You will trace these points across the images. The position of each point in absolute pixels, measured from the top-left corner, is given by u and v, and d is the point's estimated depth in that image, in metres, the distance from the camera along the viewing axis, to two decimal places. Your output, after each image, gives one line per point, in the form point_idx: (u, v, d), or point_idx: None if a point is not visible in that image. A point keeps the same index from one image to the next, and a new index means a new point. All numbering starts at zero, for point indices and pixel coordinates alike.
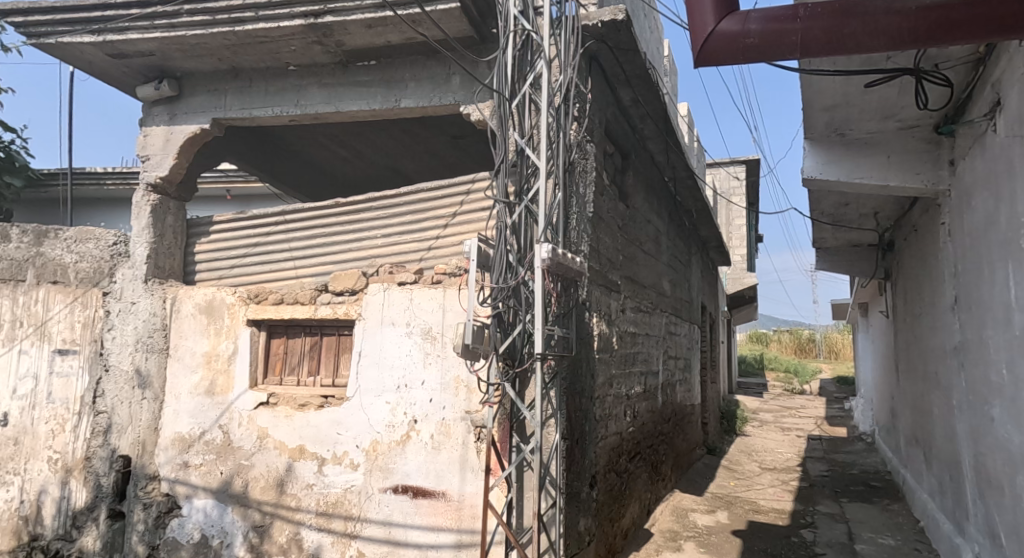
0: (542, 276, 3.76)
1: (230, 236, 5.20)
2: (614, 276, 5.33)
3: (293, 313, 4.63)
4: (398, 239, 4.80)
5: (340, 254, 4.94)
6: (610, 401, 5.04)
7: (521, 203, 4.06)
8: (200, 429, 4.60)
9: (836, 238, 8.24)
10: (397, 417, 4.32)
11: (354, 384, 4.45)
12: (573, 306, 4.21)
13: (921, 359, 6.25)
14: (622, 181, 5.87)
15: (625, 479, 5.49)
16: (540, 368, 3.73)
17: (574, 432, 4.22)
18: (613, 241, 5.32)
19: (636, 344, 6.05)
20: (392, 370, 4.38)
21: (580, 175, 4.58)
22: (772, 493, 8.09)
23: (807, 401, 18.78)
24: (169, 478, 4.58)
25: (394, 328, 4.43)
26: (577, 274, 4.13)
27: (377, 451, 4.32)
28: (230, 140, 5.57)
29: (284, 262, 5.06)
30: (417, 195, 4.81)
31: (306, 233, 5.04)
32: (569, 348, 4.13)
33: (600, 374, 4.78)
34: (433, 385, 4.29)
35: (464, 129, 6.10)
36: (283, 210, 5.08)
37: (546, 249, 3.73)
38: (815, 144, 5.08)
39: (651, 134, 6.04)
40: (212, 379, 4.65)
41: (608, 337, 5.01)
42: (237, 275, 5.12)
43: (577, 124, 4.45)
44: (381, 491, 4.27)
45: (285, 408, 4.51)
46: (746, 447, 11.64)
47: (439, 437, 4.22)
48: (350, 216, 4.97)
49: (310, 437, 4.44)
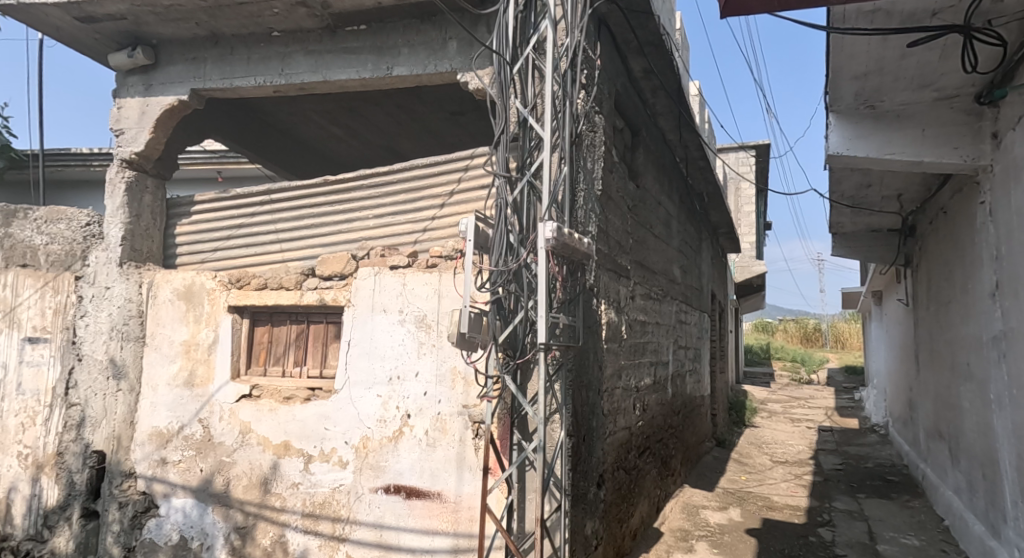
0: (547, 258, 3.40)
1: (213, 217, 4.86)
2: (623, 260, 4.98)
3: (277, 299, 4.30)
4: (392, 219, 4.47)
5: (330, 235, 4.61)
6: (618, 394, 4.71)
7: (523, 178, 3.72)
8: (179, 424, 4.28)
9: (854, 223, 7.87)
10: (389, 412, 4.00)
11: (342, 376, 4.13)
12: (580, 292, 3.86)
13: (949, 350, 5.89)
14: (633, 159, 5.50)
15: (634, 476, 5.16)
16: (543, 359, 3.39)
17: (580, 429, 3.90)
18: (622, 222, 4.97)
19: (646, 333, 5.70)
20: (383, 361, 4.06)
21: (588, 149, 4.22)
22: (786, 488, 7.76)
23: (816, 391, 18.43)
24: (146, 475, 4.27)
25: (386, 315, 4.10)
26: (584, 256, 3.78)
27: (368, 448, 4.01)
28: (212, 114, 5.20)
29: (270, 244, 4.73)
30: (412, 172, 4.47)
31: (293, 214, 4.71)
32: (575, 338, 3.80)
33: (608, 365, 4.44)
34: (428, 376, 3.97)
35: (463, 104, 5.78)
36: (270, 189, 4.74)
37: (551, 225, 3.37)
38: (842, 118, 4.69)
39: (663, 109, 5.68)
40: (192, 369, 4.32)
41: (616, 326, 4.66)
42: (220, 259, 4.79)
43: (586, 93, 4.09)
44: (372, 492, 3.96)
45: (269, 401, 4.19)
46: (756, 439, 11.32)
47: (435, 434, 3.91)
48: (340, 195, 4.63)
49: (295, 432, 4.12)
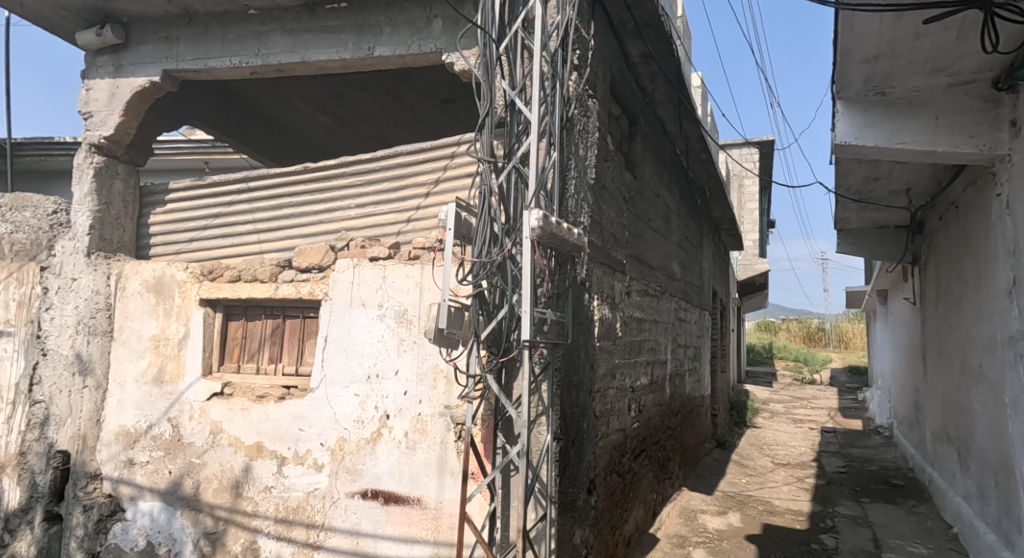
0: (532, 249, 3.16)
1: (188, 205, 4.64)
2: (618, 254, 4.75)
3: (251, 292, 4.08)
4: (374, 208, 4.25)
5: (309, 225, 4.40)
6: (612, 395, 4.47)
7: (508, 164, 3.48)
8: (147, 423, 4.06)
9: (859, 219, 7.62)
10: (367, 412, 3.78)
11: (318, 373, 3.91)
12: (570, 286, 3.63)
13: (960, 350, 5.64)
14: (630, 148, 5.26)
15: (628, 480, 4.93)
16: (528, 358, 3.17)
17: (570, 433, 3.67)
18: (618, 214, 4.74)
19: (643, 331, 5.46)
20: (361, 358, 3.84)
21: (581, 135, 3.99)
22: (788, 492, 7.53)
23: (818, 392, 18.17)
24: (113, 477, 4.05)
25: (364, 310, 3.89)
26: (574, 248, 3.54)
27: (344, 450, 3.78)
28: (187, 97, 4.97)
29: (247, 235, 4.52)
30: (395, 160, 4.24)
31: (272, 203, 4.50)
32: (563, 335, 3.57)
33: (601, 364, 4.20)
34: (408, 374, 3.75)
35: (454, 90, 5.56)
36: (248, 176, 4.52)
37: (537, 212, 3.13)
38: (849, 105, 4.45)
39: (663, 97, 5.45)
40: (161, 365, 4.10)
41: (610, 323, 4.43)
42: (195, 250, 4.58)
43: (579, 75, 3.85)
44: (348, 497, 3.73)
45: (241, 400, 3.97)
46: (757, 440, 11.08)
47: (415, 436, 3.68)
48: (320, 183, 4.42)
49: (268, 433, 3.90)
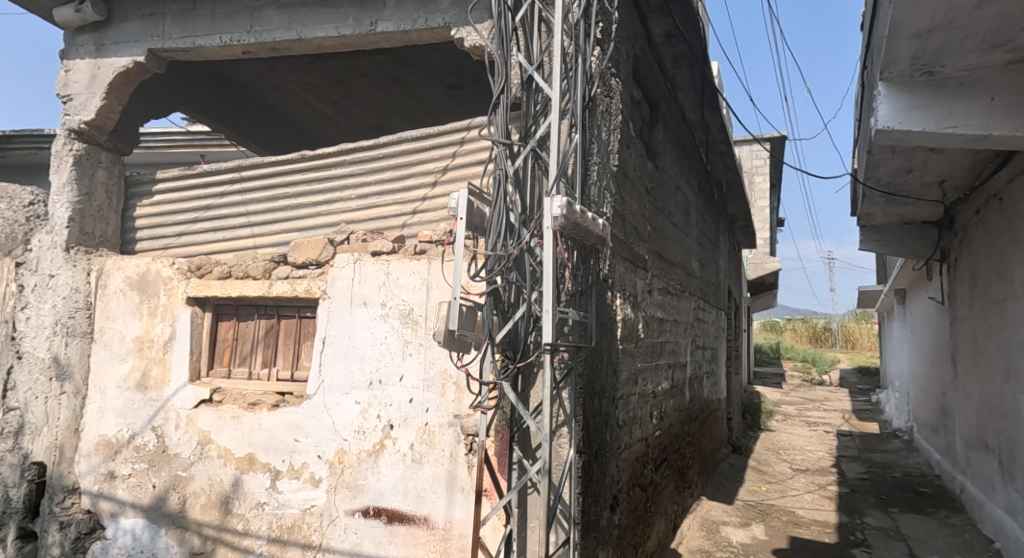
0: (554, 241, 2.82)
1: (177, 197, 4.32)
2: (640, 249, 4.40)
3: (243, 290, 3.74)
4: (377, 200, 3.95)
5: (306, 218, 4.08)
6: (635, 401, 4.13)
7: (526, 147, 3.14)
8: (129, 433, 3.72)
9: (885, 215, 7.23)
10: (369, 421, 3.46)
11: (316, 379, 3.59)
12: (594, 283, 3.28)
13: (1004, 353, 5.28)
14: (651, 136, 4.90)
15: (650, 492, 4.58)
16: (550, 364, 2.82)
17: (592, 446, 3.34)
18: (640, 206, 4.40)
19: (664, 332, 5.12)
20: (363, 362, 3.52)
21: (603, 118, 3.65)
22: (811, 501, 7.18)
23: (830, 393, 17.77)
24: (92, 491, 3.71)
25: (365, 309, 3.57)
26: (598, 241, 3.21)
27: (344, 463, 3.46)
28: (171, 83, 4.64)
29: (240, 228, 4.20)
30: (400, 146, 3.93)
31: (266, 194, 4.19)
32: (586, 337, 3.24)
33: (623, 369, 3.85)
34: (414, 380, 3.43)
35: (461, 75, 5.27)
36: (241, 166, 4.20)
37: (560, 199, 2.78)
38: (893, 86, 4.10)
39: (685, 82, 5.12)
40: (145, 370, 3.76)
41: (633, 324, 4.09)
42: (184, 245, 4.25)
43: (601, 50, 3.51)
44: (349, 515, 3.41)
45: (232, 408, 3.63)
46: (773, 445, 10.71)
47: (421, 448, 3.36)
48: (319, 172, 4.10)
49: (261, 444, 3.57)
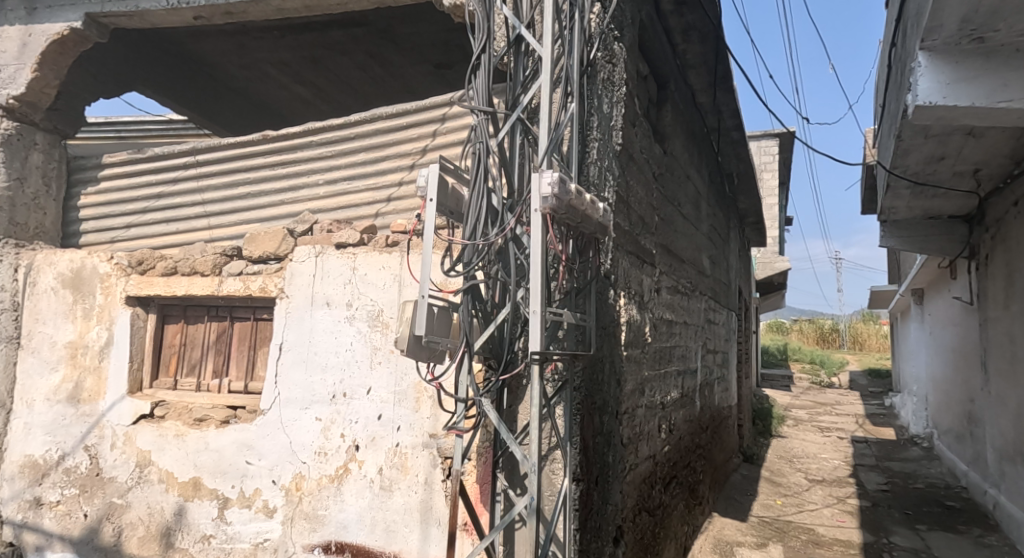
0: (543, 228, 2.31)
1: (125, 185, 3.84)
2: (647, 242, 3.89)
3: (189, 289, 3.26)
4: (346, 185, 3.46)
5: (268, 207, 3.60)
6: (641, 415, 3.62)
7: (511, 116, 2.64)
8: (58, 453, 3.23)
9: (910, 210, 6.68)
10: (331, 441, 2.98)
11: (271, 393, 3.10)
12: (594, 280, 2.78)
13: None
14: (658, 117, 4.38)
15: (658, 515, 4.07)
16: (539, 377, 2.32)
17: (592, 471, 2.85)
18: (646, 192, 3.90)
19: (673, 336, 4.62)
20: (324, 373, 3.04)
21: (606, 87, 3.15)
22: (831, 517, 6.64)
23: (840, 397, 17.17)
24: (15, 520, 3.23)
25: (329, 310, 3.09)
26: (600, 230, 2.70)
27: (302, 491, 2.98)
28: (120, 53, 4.18)
29: (194, 219, 3.72)
30: (373, 125, 3.45)
31: (224, 181, 3.70)
32: (584, 344, 2.75)
33: (629, 379, 3.34)
34: (383, 394, 2.95)
35: (448, 52, 4.78)
36: (195, 149, 3.72)
37: (551, 174, 2.28)
38: (936, 55, 3.57)
39: (696, 59, 4.63)
40: (77, 380, 3.27)
41: (639, 327, 3.59)
42: (133, 237, 3.78)
43: (601, 8, 3.02)
44: (307, 551, 2.92)
45: (175, 424, 3.14)
46: (785, 452, 10.18)
47: (391, 473, 2.88)
48: (283, 155, 3.62)
49: (207, 467, 3.08)
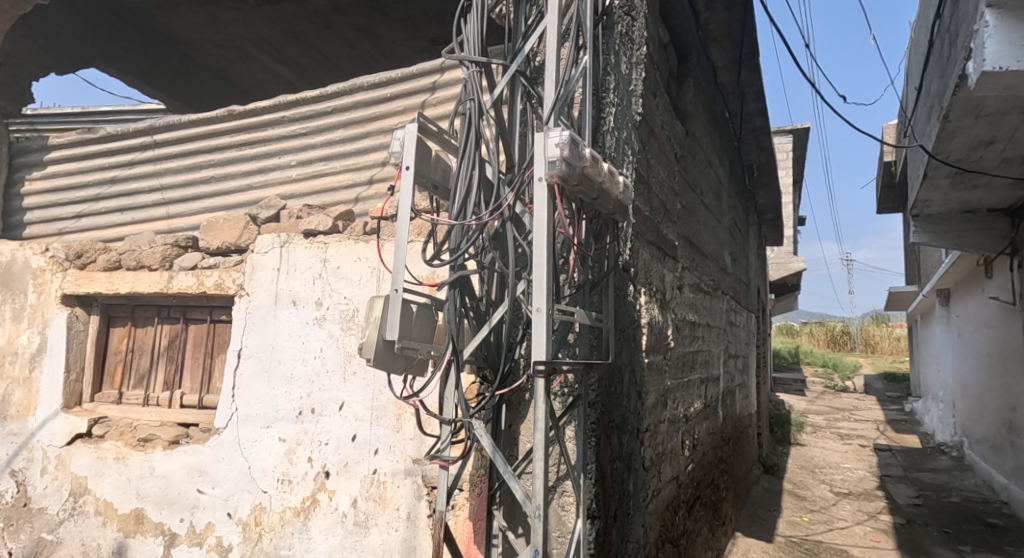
0: (547, 204, 1.82)
1: (75, 169, 3.37)
2: (668, 232, 3.40)
3: (134, 285, 2.79)
4: (323, 166, 2.99)
5: (234, 193, 3.13)
6: (663, 432, 3.12)
7: (509, 70, 2.14)
8: None
9: (945, 202, 5.52)
10: (296, 467, 2.49)
11: (227, 408, 2.61)
12: (611, 273, 2.28)
13: None
14: (679, 94, 3.88)
15: (682, 545, 3.57)
16: (544, 393, 1.83)
17: (610, 505, 2.35)
18: (668, 176, 3.40)
19: (696, 340, 4.12)
20: (289, 386, 2.56)
21: (623, 45, 2.65)
22: (864, 536, 6.09)
23: (856, 401, 16.57)
24: None
25: (295, 311, 2.60)
26: (619, 211, 2.20)
27: (262, 526, 2.49)
28: (60, 15, 3.70)
29: (151, 207, 3.26)
30: (354, 97, 2.97)
31: (186, 163, 3.23)
32: (601, 351, 2.25)
33: (651, 390, 2.85)
34: (358, 410, 2.46)
35: (444, 24, 4.31)
36: (152, 127, 3.23)
37: (560, 132, 1.79)
38: (1008, 12, 2.70)
39: (720, 30, 4.12)
40: (5, 393, 2.81)
41: (661, 330, 3.09)
42: (82, 228, 3.31)
43: None
44: None
45: (115, 445, 2.65)
46: (806, 462, 9.61)
47: (367, 507, 2.39)
48: (252, 133, 3.14)
49: (152, 496, 2.59)
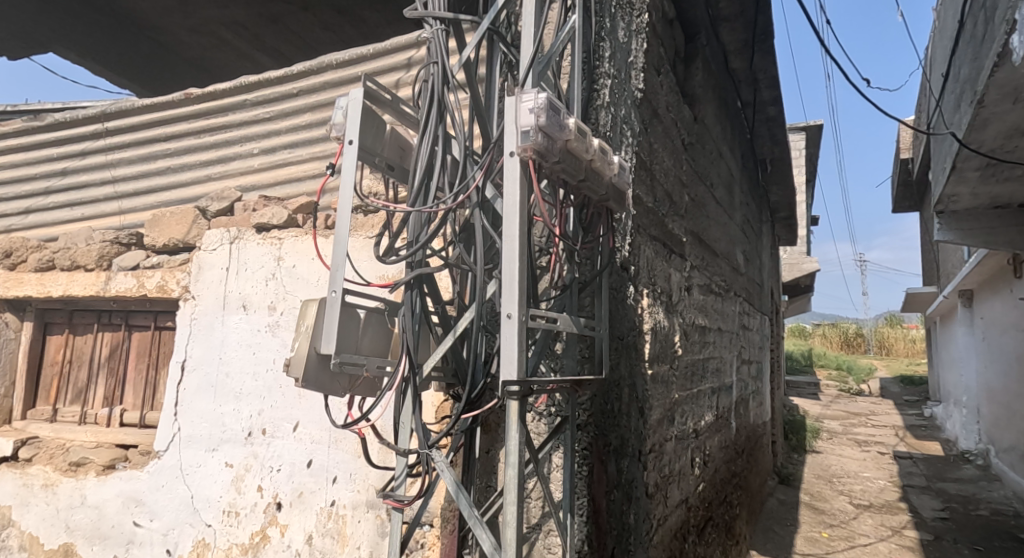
0: (521, 185, 1.48)
1: (22, 161, 3.06)
2: (675, 228, 3.04)
3: (67, 288, 2.51)
4: (287, 154, 2.65)
5: (192, 185, 2.81)
6: (670, 450, 2.77)
7: (483, 27, 1.78)
8: None
9: (975, 198, 5.04)
10: (244, 496, 2.16)
11: (169, 429, 2.29)
12: (607, 270, 1.93)
13: None
14: (687, 76, 3.51)
15: None
16: (518, 418, 1.49)
17: (605, 543, 2.00)
18: (674, 164, 3.05)
19: (706, 346, 3.76)
20: (238, 403, 2.23)
21: (621, 10, 2.30)
22: (889, 553, 5.67)
23: (873, 406, 16.05)
24: None
25: (246, 317, 2.28)
26: (614, 197, 1.84)
27: None
28: None
29: (103, 202, 2.94)
30: (321, 76, 2.59)
31: (139, 153, 2.88)
32: (594, 362, 1.90)
33: (655, 405, 2.49)
34: (314, 432, 2.12)
35: None
36: (103, 114, 2.86)
37: (536, 94, 1.45)
38: None
39: (731, 8, 3.75)
40: None
41: (667, 336, 2.74)
42: (30, 226, 3.02)
43: None
44: None
45: (43, 471, 2.36)
46: (823, 471, 9.19)
47: (324, 545, 2.04)
48: (211, 119, 2.78)
49: (83, 529, 2.28)
